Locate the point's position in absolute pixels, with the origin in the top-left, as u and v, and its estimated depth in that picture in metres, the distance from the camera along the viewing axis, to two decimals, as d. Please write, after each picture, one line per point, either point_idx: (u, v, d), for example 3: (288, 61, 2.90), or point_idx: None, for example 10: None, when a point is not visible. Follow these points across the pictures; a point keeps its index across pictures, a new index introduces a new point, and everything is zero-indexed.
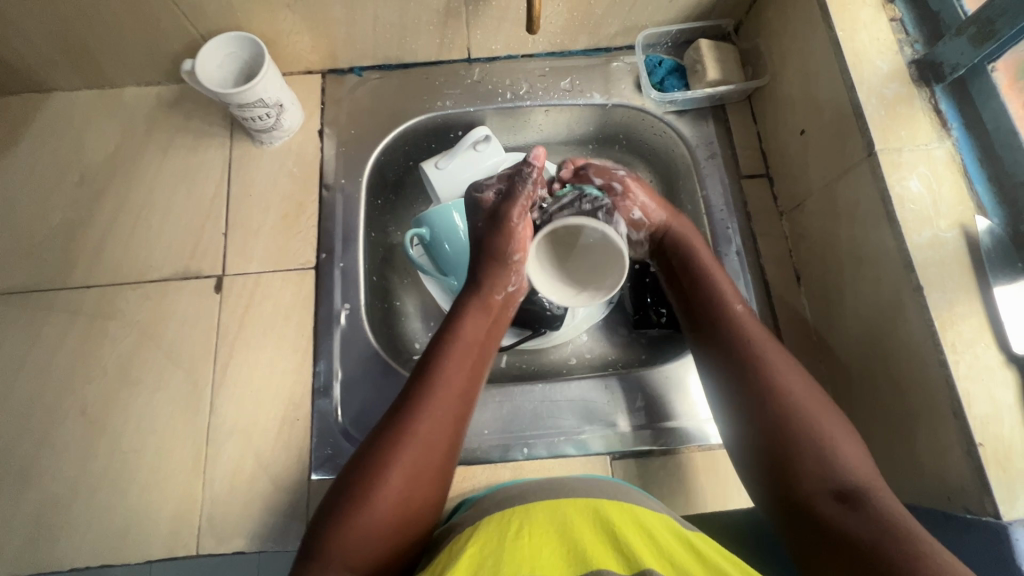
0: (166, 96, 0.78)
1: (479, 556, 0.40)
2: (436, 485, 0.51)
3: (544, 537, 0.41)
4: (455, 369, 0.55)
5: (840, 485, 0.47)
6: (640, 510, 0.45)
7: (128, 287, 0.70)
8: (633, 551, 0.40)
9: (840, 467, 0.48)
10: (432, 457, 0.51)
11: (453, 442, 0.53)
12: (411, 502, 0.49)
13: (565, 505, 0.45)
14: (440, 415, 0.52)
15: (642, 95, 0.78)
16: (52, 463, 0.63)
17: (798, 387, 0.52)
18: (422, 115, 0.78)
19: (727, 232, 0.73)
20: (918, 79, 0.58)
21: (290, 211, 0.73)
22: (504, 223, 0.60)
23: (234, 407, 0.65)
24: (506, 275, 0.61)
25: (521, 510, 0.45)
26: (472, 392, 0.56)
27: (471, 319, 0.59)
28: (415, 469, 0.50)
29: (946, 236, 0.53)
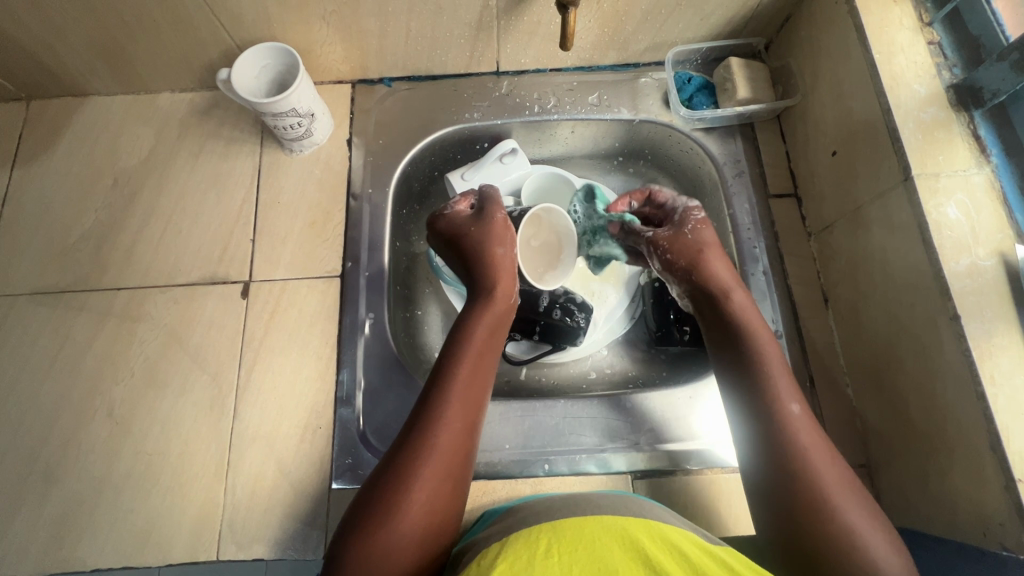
0: (200, 102, 0.80)
1: (510, 570, 0.39)
2: (457, 493, 0.50)
3: (572, 553, 0.40)
4: (466, 373, 0.54)
5: (858, 536, 0.45)
6: (663, 526, 0.45)
7: (157, 290, 0.71)
8: (657, 562, 0.40)
9: (851, 513, 0.46)
10: (451, 465, 0.50)
11: (468, 448, 0.52)
12: (435, 513, 0.48)
13: (592, 523, 0.44)
14: (454, 424, 0.51)
15: (671, 112, 0.78)
16: (77, 463, 0.64)
17: (812, 441, 0.49)
18: (449, 127, 0.78)
19: (755, 251, 0.72)
20: (956, 104, 0.58)
21: (318, 219, 0.74)
22: (499, 230, 0.62)
23: (258, 413, 0.65)
24: (508, 276, 0.61)
25: (546, 527, 0.44)
26: (482, 397, 0.55)
27: (482, 325, 0.58)
28: (438, 476, 0.49)
29: (984, 264, 0.52)
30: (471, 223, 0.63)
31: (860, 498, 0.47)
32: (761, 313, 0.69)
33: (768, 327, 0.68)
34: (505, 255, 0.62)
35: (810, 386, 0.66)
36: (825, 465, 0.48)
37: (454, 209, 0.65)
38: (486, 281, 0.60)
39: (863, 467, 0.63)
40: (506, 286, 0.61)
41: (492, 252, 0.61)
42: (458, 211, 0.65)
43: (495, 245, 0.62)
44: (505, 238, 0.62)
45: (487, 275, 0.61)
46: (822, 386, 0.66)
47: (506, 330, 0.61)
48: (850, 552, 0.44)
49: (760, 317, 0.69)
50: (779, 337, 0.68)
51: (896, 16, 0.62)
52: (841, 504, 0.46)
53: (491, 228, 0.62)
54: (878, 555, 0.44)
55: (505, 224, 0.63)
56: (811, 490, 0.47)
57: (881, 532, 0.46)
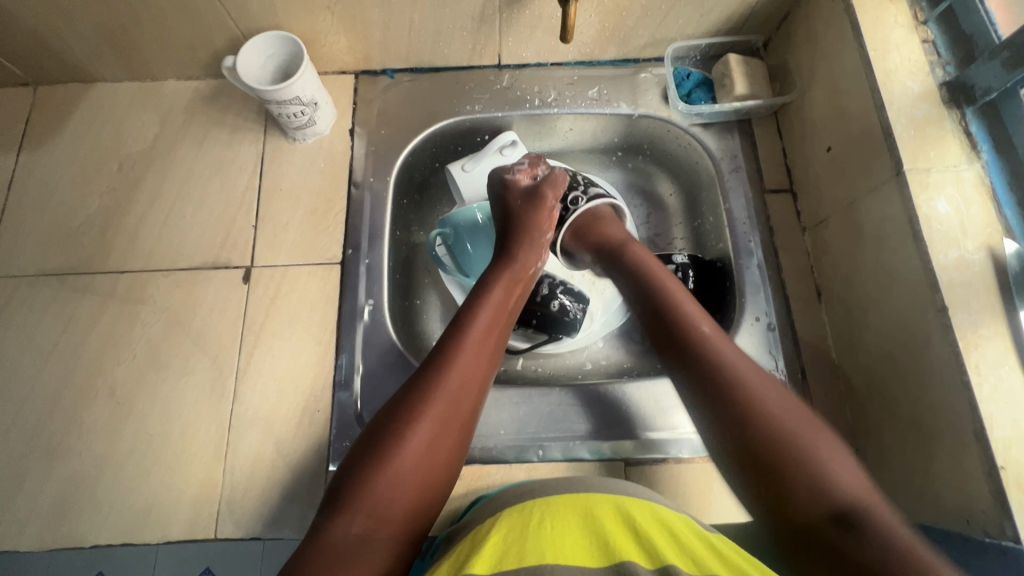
0: (205, 90, 0.81)
1: (502, 542, 0.41)
2: (458, 445, 0.50)
3: (565, 530, 0.42)
4: (484, 325, 0.56)
5: (818, 460, 0.45)
6: (661, 509, 0.45)
7: (160, 274, 0.72)
8: (653, 545, 0.40)
9: (813, 443, 0.46)
10: (459, 412, 0.51)
11: (478, 402, 0.53)
12: (438, 455, 0.48)
13: (586, 499, 0.45)
14: (468, 374, 0.52)
15: (669, 107, 0.79)
16: (78, 442, 0.65)
17: (758, 381, 0.50)
18: (450, 119, 0.79)
19: (750, 245, 0.73)
20: (948, 101, 0.59)
21: (319, 207, 0.75)
22: (543, 207, 0.66)
23: (258, 395, 0.66)
24: (535, 252, 0.64)
25: (541, 501, 0.46)
26: (495, 357, 0.56)
27: (501, 286, 0.60)
28: (444, 419, 0.49)
29: (973, 258, 0.53)
30: (521, 198, 0.67)
31: (818, 432, 0.47)
32: (754, 305, 0.70)
33: (761, 320, 0.69)
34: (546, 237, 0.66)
35: (802, 377, 0.67)
36: (776, 400, 0.49)
37: (511, 176, 0.68)
38: (514, 250, 0.63)
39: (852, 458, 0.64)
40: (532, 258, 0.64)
41: (531, 226, 0.65)
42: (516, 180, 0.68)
43: (540, 222, 0.65)
44: (546, 214, 0.66)
45: (514, 246, 0.64)
46: (814, 378, 0.67)
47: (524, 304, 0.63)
48: (799, 476, 0.45)
49: (753, 309, 0.70)
50: (772, 329, 0.69)
51: (892, 14, 0.63)
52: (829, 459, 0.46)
53: (541, 204, 0.66)
54: (837, 476, 0.45)
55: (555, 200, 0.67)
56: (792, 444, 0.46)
57: (845, 461, 0.46)
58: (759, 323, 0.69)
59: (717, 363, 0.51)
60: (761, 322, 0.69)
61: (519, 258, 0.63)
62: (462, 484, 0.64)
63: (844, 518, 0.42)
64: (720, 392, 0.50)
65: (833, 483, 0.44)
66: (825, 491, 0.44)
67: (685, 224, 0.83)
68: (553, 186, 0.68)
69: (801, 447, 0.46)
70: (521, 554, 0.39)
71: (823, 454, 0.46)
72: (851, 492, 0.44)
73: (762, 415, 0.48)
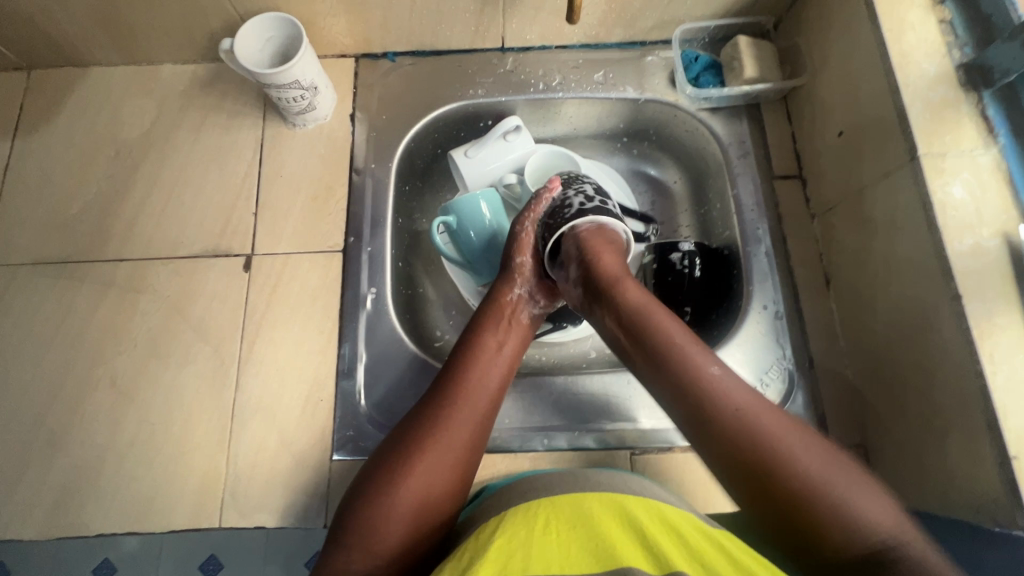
0: (202, 74, 0.79)
1: (507, 546, 0.41)
2: (458, 488, 0.50)
3: (571, 533, 0.42)
4: (477, 372, 0.55)
5: (832, 495, 0.43)
6: (665, 507, 0.45)
7: (160, 262, 0.71)
8: (659, 548, 0.40)
9: (831, 477, 0.44)
10: (459, 448, 0.50)
11: (480, 436, 0.52)
12: (429, 503, 0.48)
13: (591, 499, 0.45)
14: (462, 419, 0.51)
15: (676, 91, 0.77)
16: (81, 431, 0.64)
17: (767, 416, 0.47)
18: (453, 103, 0.78)
19: (758, 232, 0.72)
20: (965, 83, 0.57)
21: (320, 193, 0.74)
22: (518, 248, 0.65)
23: (260, 385, 0.66)
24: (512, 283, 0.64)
25: (546, 502, 0.46)
26: (497, 394, 0.55)
27: (493, 328, 0.59)
28: (437, 466, 0.49)
29: (988, 245, 0.52)
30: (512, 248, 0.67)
31: (838, 462, 0.45)
32: (762, 294, 0.69)
33: (769, 308, 0.68)
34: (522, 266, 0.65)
35: (810, 366, 0.67)
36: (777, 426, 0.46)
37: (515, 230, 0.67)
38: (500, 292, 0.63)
39: (859, 447, 0.63)
40: (521, 296, 0.64)
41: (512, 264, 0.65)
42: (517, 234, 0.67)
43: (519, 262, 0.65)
44: (524, 250, 0.65)
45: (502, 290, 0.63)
46: (821, 367, 0.66)
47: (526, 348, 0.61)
48: (821, 516, 0.43)
49: (761, 298, 0.69)
50: (779, 318, 0.68)
51: None
52: (845, 490, 0.43)
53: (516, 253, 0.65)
54: (871, 518, 0.42)
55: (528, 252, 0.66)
56: (794, 475, 0.44)
57: (868, 488, 0.44)
58: (766, 311, 0.68)
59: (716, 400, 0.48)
60: (768, 311, 0.68)
61: (513, 300, 0.63)
62: None
63: (877, 555, 0.41)
64: (723, 433, 0.47)
65: (859, 518, 0.42)
66: (849, 529, 0.42)
67: (691, 211, 0.82)
68: (532, 211, 0.67)
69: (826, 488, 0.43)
70: (526, 564, 0.39)
71: (849, 490, 0.43)
72: (880, 527, 0.42)
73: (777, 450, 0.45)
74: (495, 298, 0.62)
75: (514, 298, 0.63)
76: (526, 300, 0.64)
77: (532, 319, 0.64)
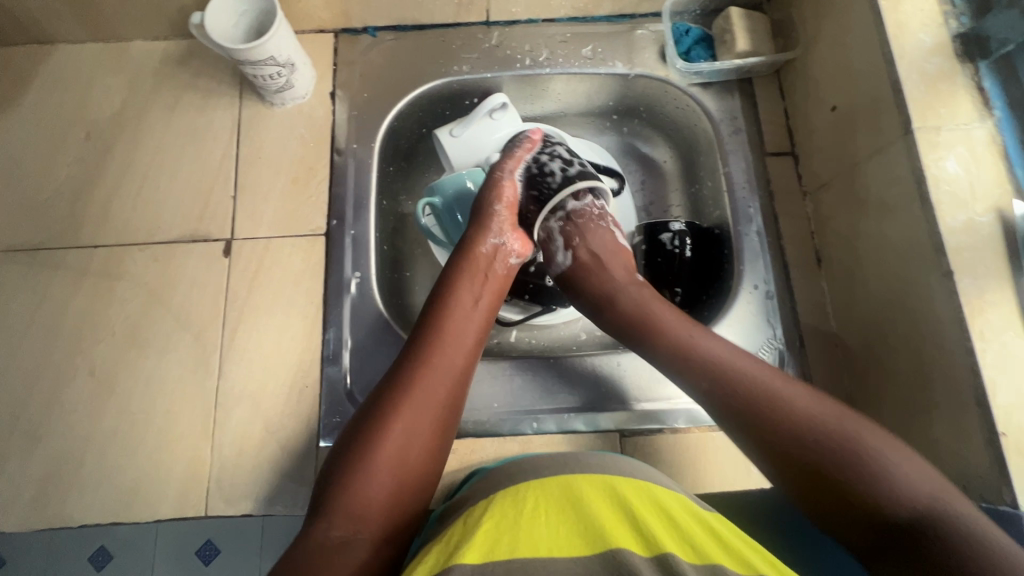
0: (174, 51, 0.76)
1: (495, 529, 0.40)
2: (435, 445, 0.49)
3: (559, 514, 0.41)
4: (449, 329, 0.54)
5: (867, 457, 0.43)
6: (656, 488, 0.45)
7: (136, 248, 0.69)
8: (650, 530, 0.39)
9: (863, 440, 0.44)
10: (434, 406, 0.49)
11: (456, 391, 0.52)
12: (406, 463, 0.47)
13: (581, 479, 0.45)
14: (438, 376, 0.51)
15: (667, 66, 0.75)
16: (61, 421, 0.63)
17: (778, 383, 0.49)
18: (437, 80, 0.75)
19: (749, 211, 0.71)
20: (962, 54, 0.55)
21: (301, 175, 0.72)
22: (499, 193, 0.63)
23: (244, 372, 0.65)
24: (487, 229, 0.61)
25: (536, 483, 0.45)
26: (473, 350, 0.54)
27: (468, 283, 0.58)
28: (412, 424, 0.48)
29: (981, 221, 0.51)
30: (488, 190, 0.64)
31: (855, 420, 0.46)
32: (753, 273, 0.68)
33: (759, 288, 0.68)
34: (500, 213, 0.62)
35: (800, 345, 0.66)
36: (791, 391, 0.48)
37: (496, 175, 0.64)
38: (472, 242, 0.60)
39: None
40: (498, 245, 0.61)
41: (488, 211, 0.62)
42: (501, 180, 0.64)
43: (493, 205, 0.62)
44: (504, 197, 0.63)
45: (475, 238, 0.61)
46: (811, 347, 0.66)
47: (502, 301, 0.60)
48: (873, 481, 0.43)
49: (752, 278, 0.68)
50: (770, 298, 0.68)
51: None
52: (878, 454, 0.44)
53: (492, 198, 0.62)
54: (902, 469, 0.43)
55: (506, 201, 0.63)
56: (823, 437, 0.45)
57: (896, 447, 0.44)
58: (757, 291, 0.68)
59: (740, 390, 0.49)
60: (759, 291, 0.68)
61: (488, 252, 0.60)
62: (455, 458, 0.63)
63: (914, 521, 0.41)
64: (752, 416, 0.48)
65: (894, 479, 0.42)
66: (890, 495, 0.42)
67: (682, 190, 0.80)
68: (510, 159, 0.66)
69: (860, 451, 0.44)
70: (516, 544, 0.39)
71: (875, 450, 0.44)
72: (916, 496, 0.41)
73: (803, 423, 0.46)
74: (468, 251, 0.60)
75: (489, 249, 0.60)
76: (504, 249, 0.61)
77: (511, 270, 0.62)
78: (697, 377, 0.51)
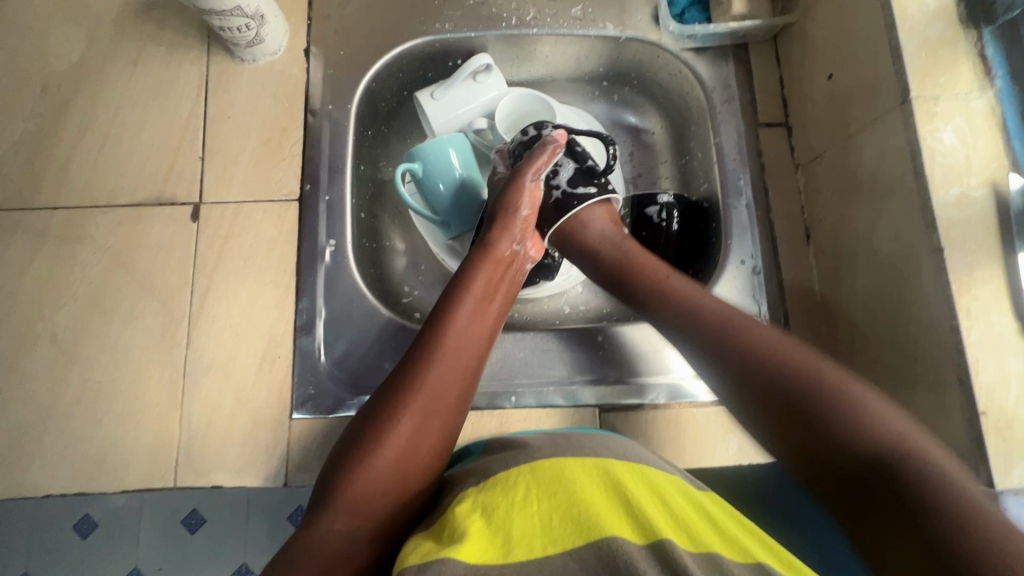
0: (136, 0, 0.71)
1: (485, 526, 0.38)
2: (441, 446, 0.48)
3: (550, 503, 0.39)
4: (465, 328, 0.53)
5: (845, 404, 0.43)
6: (652, 473, 0.44)
7: (98, 210, 0.65)
8: (645, 516, 0.38)
9: (844, 390, 0.44)
10: (445, 408, 0.48)
11: (466, 393, 0.51)
12: (411, 464, 0.45)
13: (574, 466, 0.43)
14: (452, 375, 0.50)
15: (660, 29, 0.71)
16: (21, 389, 0.61)
17: (760, 331, 0.50)
18: (417, 38, 0.71)
19: (739, 183, 0.68)
20: (965, 20, 0.53)
21: (273, 137, 0.68)
22: (521, 191, 0.60)
23: (214, 341, 0.62)
24: (510, 231, 0.59)
25: (525, 468, 0.43)
26: (485, 351, 0.53)
27: (485, 281, 0.56)
28: (422, 424, 0.47)
29: (975, 195, 0.49)
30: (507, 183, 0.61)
31: (847, 379, 0.45)
32: (740, 248, 0.67)
33: (746, 263, 0.66)
34: (523, 218, 0.60)
35: (785, 322, 0.65)
36: (768, 340, 0.49)
37: (523, 179, 0.60)
38: (491, 237, 0.59)
39: None
40: (516, 252, 0.60)
41: (513, 213, 0.60)
42: (526, 186, 0.60)
43: (516, 203, 0.60)
44: (523, 201, 0.60)
45: (496, 233, 0.59)
46: (797, 324, 0.65)
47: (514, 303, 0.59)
48: (833, 418, 0.43)
49: (739, 253, 0.66)
50: (757, 273, 0.66)
51: None
52: (856, 407, 0.43)
53: (516, 200, 0.60)
54: (877, 415, 0.42)
55: (524, 207, 0.60)
56: (796, 372, 0.46)
57: (883, 405, 0.43)
58: (743, 266, 0.66)
59: (730, 331, 0.50)
60: (746, 266, 0.66)
61: (508, 256, 0.59)
62: None
63: (878, 464, 0.40)
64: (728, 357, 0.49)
65: (872, 419, 0.42)
66: (853, 435, 0.42)
67: (672, 161, 0.78)
68: (540, 156, 0.60)
69: (839, 392, 0.44)
70: (507, 541, 0.37)
71: (862, 394, 0.43)
72: (887, 434, 0.41)
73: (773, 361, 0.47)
74: (489, 251, 0.58)
75: (509, 253, 0.59)
76: (522, 255, 0.60)
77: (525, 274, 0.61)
78: (674, 318, 0.54)
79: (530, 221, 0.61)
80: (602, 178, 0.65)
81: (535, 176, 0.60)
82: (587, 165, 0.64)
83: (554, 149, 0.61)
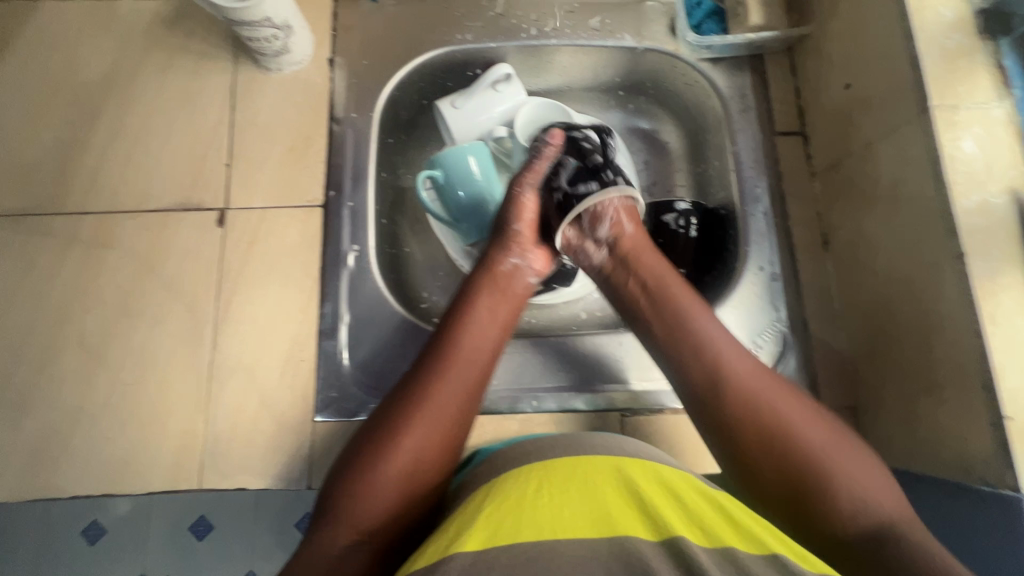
0: (165, 12, 0.73)
1: (497, 512, 0.39)
2: (440, 463, 0.47)
3: (563, 496, 0.40)
4: (467, 342, 0.53)
5: (837, 472, 0.44)
6: (663, 469, 0.44)
7: (126, 216, 0.66)
8: (658, 513, 0.39)
9: (840, 457, 0.45)
10: (446, 419, 0.48)
11: (466, 409, 0.50)
12: (408, 480, 0.46)
13: (586, 462, 0.43)
14: (451, 389, 0.50)
15: (677, 40, 0.73)
16: (50, 391, 0.62)
17: (765, 384, 0.48)
18: (438, 49, 0.73)
19: (756, 191, 0.69)
20: (983, 31, 0.54)
21: (297, 145, 0.69)
22: (520, 206, 0.60)
23: (238, 344, 0.63)
24: (511, 246, 0.60)
25: (537, 466, 0.44)
26: (488, 368, 0.53)
27: (485, 296, 0.57)
28: (422, 440, 0.47)
29: (996, 202, 0.49)
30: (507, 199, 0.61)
31: (837, 440, 0.46)
32: (758, 254, 0.67)
33: (764, 270, 0.67)
34: (524, 232, 0.60)
35: (804, 328, 0.65)
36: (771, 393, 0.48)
37: (519, 192, 0.60)
38: (493, 254, 0.60)
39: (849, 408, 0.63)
40: (517, 265, 0.60)
41: (513, 228, 0.60)
42: (523, 199, 0.60)
43: (515, 217, 0.60)
44: (523, 216, 0.60)
45: (498, 250, 0.60)
46: (816, 330, 0.65)
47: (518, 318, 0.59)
48: (829, 495, 0.44)
49: (757, 259, 0.67)
50: (775, 280, 0.67)
51: None
52: (846, 471, 0.44)
53: (514, 216, 0.60)
54: (869, 492, 0.44)
55: (526, 221, 0.61)
56: (787, 428, 0.46)
57: (867, 466, 0.45)
58: (762, 273, 0.67)
59: (735, 379, 0.48)
60: (764, 272, 0.67)
61: (508, 271, 0.59)
62: None
63: (873, 539, 0.43)
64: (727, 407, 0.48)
65: (865, 499, 0.44)
66: (847, 510, 0.43)
67: (688, 169, 0.79)
68: (536, 166, 0.61)
69: (831, 463, 0.45)
70: (518, 527, 0.38)
71: (845, 460, 0.45)
72: (880, 508, 0.43)
73: (770, 415, 0.47)
74: (489, 267, 0.59)
75: (509, 267, 0.59)
76: (525, 268, 0.60)
77: (530, 289, 0.61)
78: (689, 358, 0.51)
79: (532, 234, 0.61)
80: (606, 174, 0.60)
81: (533, 186, 0.61)
82: (591, 162, 0.61)
83: (551, 153, 0.61)
